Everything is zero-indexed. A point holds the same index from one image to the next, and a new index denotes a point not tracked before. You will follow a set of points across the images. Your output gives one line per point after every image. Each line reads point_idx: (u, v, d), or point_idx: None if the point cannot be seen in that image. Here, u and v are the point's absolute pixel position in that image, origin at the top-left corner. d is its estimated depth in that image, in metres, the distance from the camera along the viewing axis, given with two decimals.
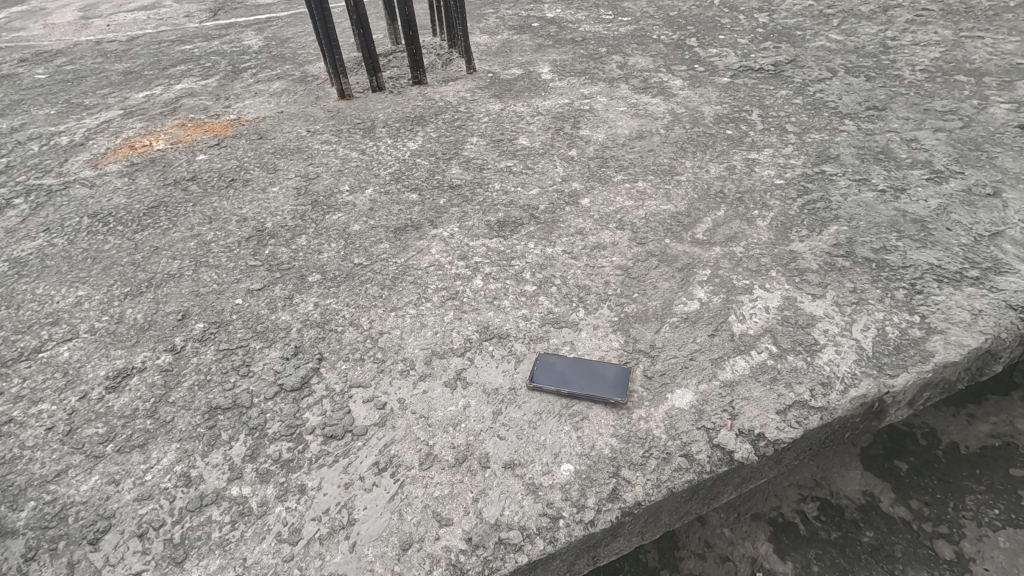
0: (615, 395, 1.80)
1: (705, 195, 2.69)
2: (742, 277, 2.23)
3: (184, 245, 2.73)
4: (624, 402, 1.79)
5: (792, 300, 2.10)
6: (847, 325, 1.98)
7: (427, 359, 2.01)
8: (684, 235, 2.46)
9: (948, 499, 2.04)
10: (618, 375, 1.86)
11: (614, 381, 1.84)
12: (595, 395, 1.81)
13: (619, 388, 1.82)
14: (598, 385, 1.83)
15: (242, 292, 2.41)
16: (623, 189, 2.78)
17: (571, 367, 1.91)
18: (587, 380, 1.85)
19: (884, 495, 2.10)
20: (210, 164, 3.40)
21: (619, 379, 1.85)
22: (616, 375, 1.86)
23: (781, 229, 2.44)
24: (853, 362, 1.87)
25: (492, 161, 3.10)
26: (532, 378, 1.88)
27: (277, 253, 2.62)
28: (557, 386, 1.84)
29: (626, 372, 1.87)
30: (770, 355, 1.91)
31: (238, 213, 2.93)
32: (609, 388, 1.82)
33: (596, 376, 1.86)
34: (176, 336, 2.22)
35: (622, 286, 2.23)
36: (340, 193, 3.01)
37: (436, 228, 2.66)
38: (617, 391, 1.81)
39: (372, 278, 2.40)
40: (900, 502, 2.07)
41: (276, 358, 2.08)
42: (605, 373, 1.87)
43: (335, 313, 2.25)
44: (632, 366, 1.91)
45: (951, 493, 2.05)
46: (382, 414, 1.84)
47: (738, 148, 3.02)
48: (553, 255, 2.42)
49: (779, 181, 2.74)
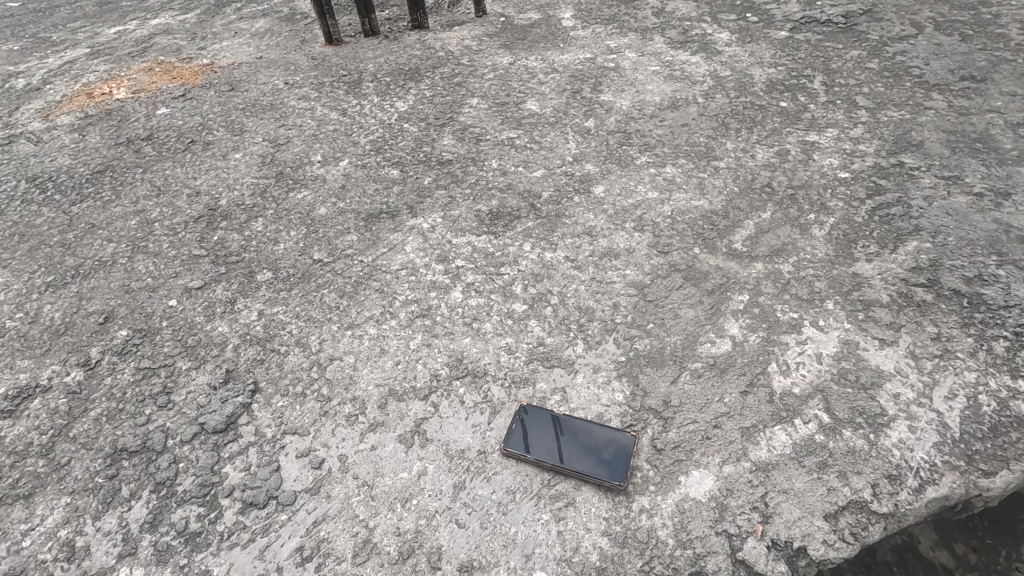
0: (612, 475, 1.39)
1: (749, 189, 2.16)
2: (788, 309, 1.75)
3: (123, 223, 2.33)
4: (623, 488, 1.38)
5: (853, 348, 1.63)
6: (925, 391, 1.51)
7: (381, 400, 1.62)
8: (718, 244, 1.97)
9: (1001, 547, 1.58)
10: (617, 447, 1.44)
11: (611, 455, 1.43)
12: (586, 474, 1.40)
13: (618, 466, 1.41)
14: (591, 458, 1.43)
15: (178, 291, 2.02)
16: (647, 175, 2.25)
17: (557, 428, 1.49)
18: (577, 450, 1.44)
19: (925, 535, 1.61)
20: (170, 120, 2.94)
21: (618, 454, 1.43)
22: (615, 447, 1.44)
23: (845, 242, 1.92)
24: (933, 447, 1.41)
25: (492, 131, 2.57)
26: (506, 442, 1.47)
27: (226, 240, 2.20)
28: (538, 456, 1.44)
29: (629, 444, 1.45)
30: (821, 428, 1.46)
31: (190, 185, 2.49)
32: (604, 464, 1.41)
33: (589, 446, 1.45)
34: (93, 346, 1.86)
35: (633, 313, 1.78)
36: (310, 164, 2.54)
37: (414, 217, 2.20)
38: (615, 470, 1.40)
39: (330, 281, 1.98)
40: (941, 544, 1.61)
41: (202, 386, 1.70)
42: (600, 443, 1.45)
43: (280, 327, 1.85)
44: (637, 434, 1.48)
45: (1008, 539, 1.58)
46: (316, 478, 1.47)
47: (795, 126, 2.44)
48: (552, 264, 1.95)
49: (844, 173, 2.18)
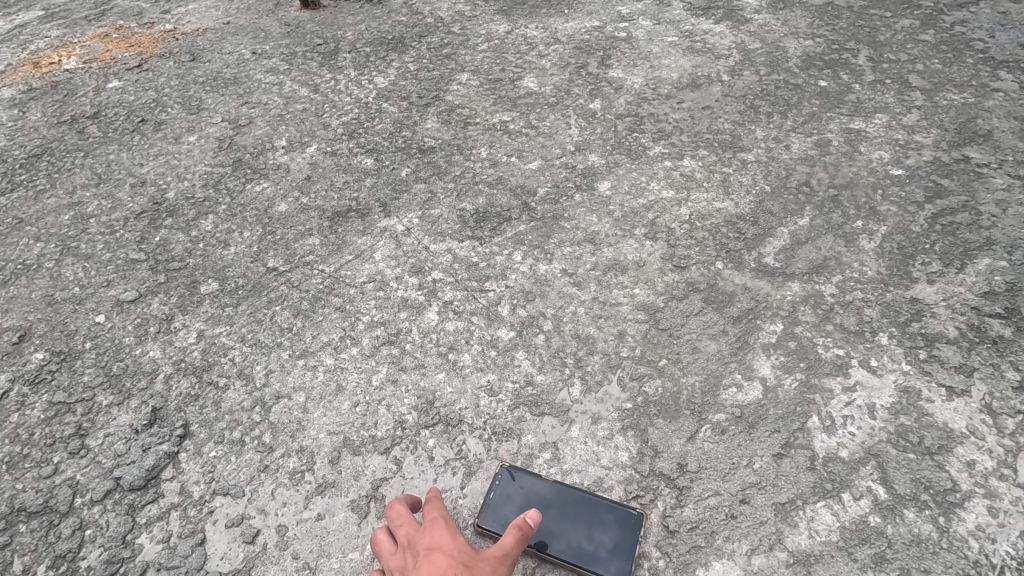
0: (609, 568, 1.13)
1: (784, 188, 1.81)
2: (833, 343, 1.43)
3: (55, 218, 2.01)
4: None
5: (914, 399, 1.32)
6: (1007, 460, 1.22)
7: (333, 454, 1.33)
8: (746, 257, 1.64)
9: None
10: (619, 530, 1.17)
11: (610, 541, 1.16)
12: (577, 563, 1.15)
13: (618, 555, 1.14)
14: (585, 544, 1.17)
15: (107, 304, 1.72)
16: (662, 170, 1.91)
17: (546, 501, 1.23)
18: (568, 532, 1.18)
19: None
20: (121, 95, 2.58)
21: (619, 539, 1.16)
22: (615, 529, 1.17)
23: (900, 258, 1.60)
24: (1020, 539, 1.11)
25: (482, 113, 2.22)
26: (484, 516, 1.22)
27: (169, 241, 1.89)
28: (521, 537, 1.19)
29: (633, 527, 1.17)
30: (875, 508, 1.17)
31: (135, 172, 2.16)
32: (600, 554, 1.15)
33: (583, 527, 1.18)
34: (3, 372, 1.57)
35: (642, 345, 1.47)
36: (272, 150, 2.19)
37: (387, 217, 1.87)
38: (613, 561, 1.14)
39: (284, 296, 1.67)
40: None
41: (122, 428, 1.42)
42: (598, 524, 1.18)
43: (221, 353, 1.55)
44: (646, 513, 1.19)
45: None
46: (250, 556, 1.20)
47: (836, 111, 2.06)
48: (546, 279, 1.64)
49: (898, 169, 1.83)
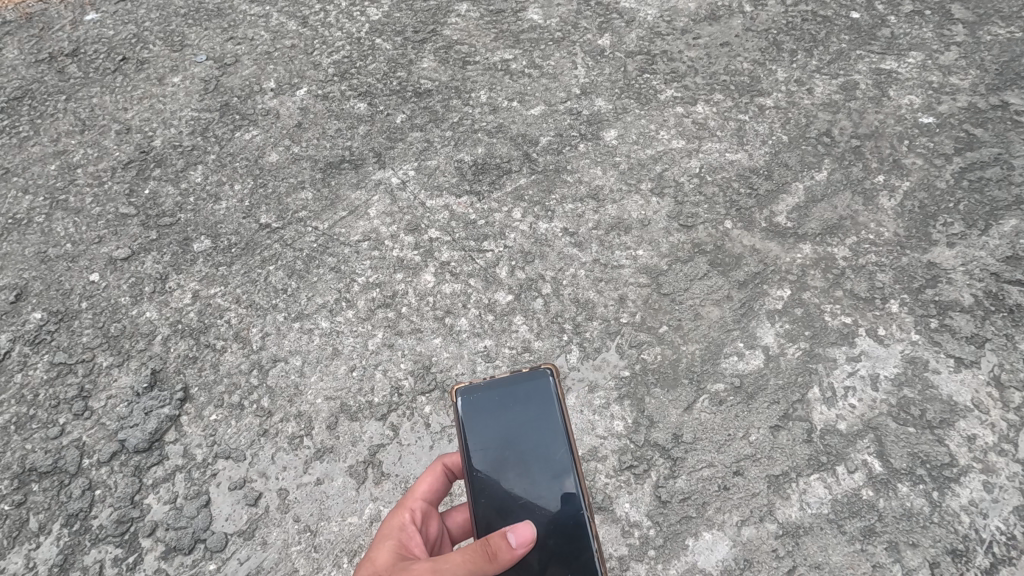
0: (543, 394, 1.14)
1: (803, 138, 1.69)
2: (840, 311, 1.38)
3: (41, 168, 1.93)
4: (556, 371, 1.15)
5: (919, 370, 1.29)
6: (1008, 435, 1.20)
7: (331, 419, 1.36)
8: (757, 216, 1.56)
9: None
10: (479, 403, 1.14)
11: (500, 402, 1.14)
12: (561, 422, 1.12)
13: (526, 388, 1.14)
14: (526, 423, 1.12)
15: (100, 262, 1.68)
16: (673, 117, 1.79)
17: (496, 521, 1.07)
18: (533, 464, 1.10)
19: None
20: (100, 27, 2.33)
21: (492, 402, 1.14)
22: (479, 403, 1.13)
23: (921, 218, 1.51)
24: (1012, 515, 1.13)
25: (482, 50, 2.05)
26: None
27: (158, 195, 1.81)
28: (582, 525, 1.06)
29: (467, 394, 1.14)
30: (868, 482, 1.18)
31: (119, 117, 2.04)
32: (528, 407, 1.13)
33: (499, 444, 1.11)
34: (3, 333, 1.57)
35: (643, 311, 1.43)
36: (261, 92, 2.04)
37: (381, 169, 1.78)
38: (533, 394, 1.14)
39: (278, 255, 1.63)
40: None
41: (124, 391, 1.44)
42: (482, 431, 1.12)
43: (217, 315, 1.54)
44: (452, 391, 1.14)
45: None
46: (255, 518, 1.26)
47: (867, 48, 1.86)
48: (546, 239, 1.58)
49: (930, 116, 1.69)
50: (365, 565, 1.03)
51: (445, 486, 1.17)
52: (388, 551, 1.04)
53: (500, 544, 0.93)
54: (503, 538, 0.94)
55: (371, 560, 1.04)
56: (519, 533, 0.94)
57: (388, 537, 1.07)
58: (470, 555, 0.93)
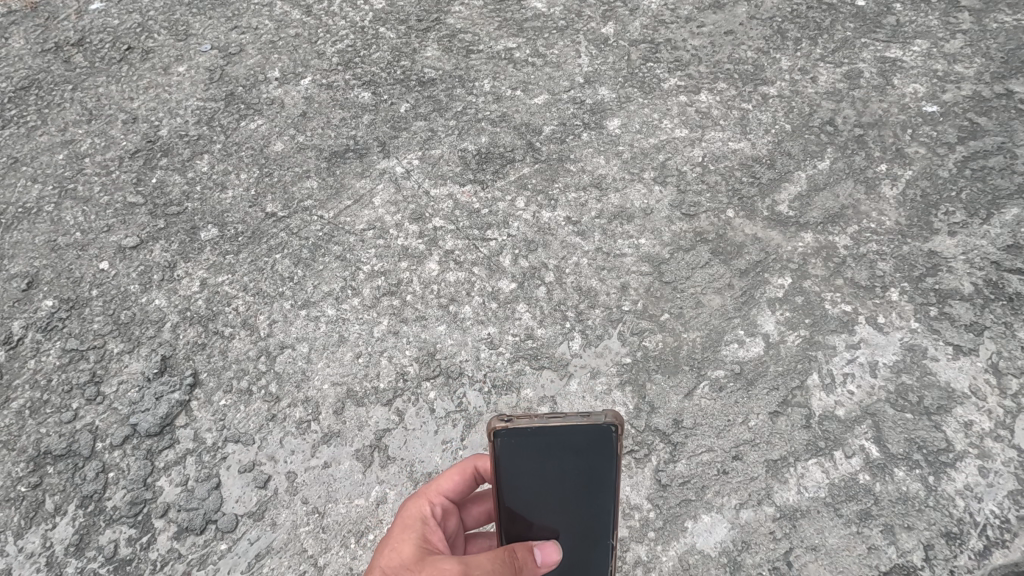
0: (595, 439, 1.05)
1: (807, 126, 1.70)
2: (841, 299, 1.40)
3: (49, 157, 1.95)
4: (618, 422, 1.03)
5: (918, 357, 1.31)
6: (1005, 421, 1.22)
7: (337, 404, 1.38)
8: (759, 204, 1.57)
9: None
10: (518, 440, 1.06)
11: (546, 445, 1.06)
12: (607, 472, 1.07)
13: (576, 431, 1.05)
14: (571, 467, 1.07)
15: (109, 250, 1.70)
16: (676, 106, 1.79)
17: (520, 532, 1.11)
18: (570, 501, 1.09)
19: None
20: (105, 17, 2.33)
21: (536, 445, 1.06)
22: (518, 442, 1.06)
23: (923, 206, 1.51)
24: (1007, 499, 1.15)
25: (486, 39, 2.05)
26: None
27: (166, 184, 1.83)
28: (606, 545, 1.10)
29: (509, 437, 1.05)
30: (865, 466, 1.20)
31: (126, 107, 2.06)
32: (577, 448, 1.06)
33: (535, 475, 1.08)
34: (16, 320, 1.60)
35: (645, 299, 1.45)
36: (266, 81, 2.05)
37: (386, 158, 1.80)
38: (583, 443, 1.05)
39: (284, 243, 1.65)
40: None
41: (135, 376, 1.47)
42: (518, 463, 1.08)
43: (225, 303, 1.56)
44: (491, 432, 1.05)
45: None
46: (264, 500, 1.29)
47: (872, 36, 1.86)
48: (549, 228, 1.59)
49: (934, 105, 1.69)
50: (387, 550, 1.07)
51: (468, 485, 1.17)
52: (410, 543, 1.08)
53: (525, 557, 0.99)
54: (529, 552, 1.00)
55: (393, 546, 1.08)
56: (545, 552, 1.01)
57: (410, 529, 1.10)
58: (502, 569, 0.97)
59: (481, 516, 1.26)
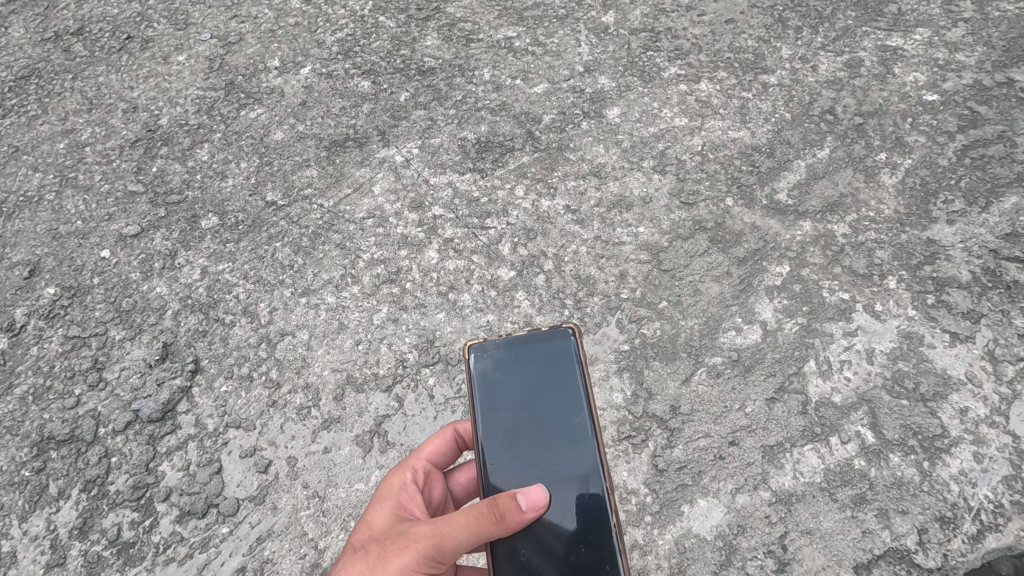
0: (561, 354, 1.15)
1: (806, 115, 1.69)
2: (838, 287, 1.40)
3: (50, 146, 1.95)
4: (577, 332, 1.15)
5: (914, 345, 1.31)
6: (1000, 407, 1.23)
7: (337, 390, 1.40)
8: (758, 193, 1.57)
9: None
10: (490, 363, 1.15)
11: (518, 366, 1.14)
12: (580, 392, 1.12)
13: (542, 349, 1.15)
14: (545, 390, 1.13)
15: (111, 238, 1.71)
16: (676, 95, 1.79)
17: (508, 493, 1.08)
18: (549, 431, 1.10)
19: None
20: (105, 6, 2.33)
21: (508, 365, 1.14)
22: (492, 364, 1.15)
23: (922, 195, 1.52)
24: (1001, 484, 1.16)
25: (486, 28, 2.04)
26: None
27: (166, 172, 1.84)
28: (594, 482, 1.06)
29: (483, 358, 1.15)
30: (861, 452, 1.21)
31: (126, 96, 2.06)
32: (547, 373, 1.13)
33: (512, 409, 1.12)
34: (18, 307, 1.61)
35: (643, 287, 1.46)
36: (265, 71, 2.05)
37: (386, 147, 1.80)
38: (551, 359, 1.14)
39: (284, 232, 1.66)
40: None
41: (136, 363, 1.48)
42: (492, 391, 1.13)
43: (226, 291, 1.57)
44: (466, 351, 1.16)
45: None
46: (265, 484, 1.31)
47: (873, 25, 1.85)
48: (548, 217, 1.60)
49: (934, 94, 1.68)
50: (368, 519, 1.09)
51: (451, 448, 1.21)
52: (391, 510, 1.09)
53: (509, 506, 0.96)
54: (512, 500, 0.97)
55: (374, 515, 1.09)
56: (529, 497, 0.98)
57: (393, 494, 1.12)
58: (482, 518, 0.96)
59: (467, 487, 1.28)
